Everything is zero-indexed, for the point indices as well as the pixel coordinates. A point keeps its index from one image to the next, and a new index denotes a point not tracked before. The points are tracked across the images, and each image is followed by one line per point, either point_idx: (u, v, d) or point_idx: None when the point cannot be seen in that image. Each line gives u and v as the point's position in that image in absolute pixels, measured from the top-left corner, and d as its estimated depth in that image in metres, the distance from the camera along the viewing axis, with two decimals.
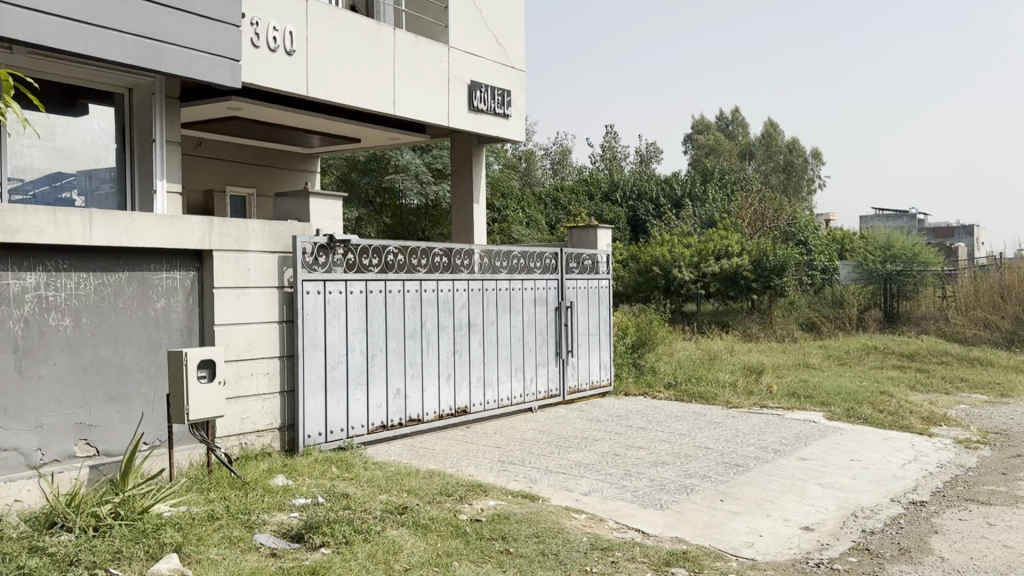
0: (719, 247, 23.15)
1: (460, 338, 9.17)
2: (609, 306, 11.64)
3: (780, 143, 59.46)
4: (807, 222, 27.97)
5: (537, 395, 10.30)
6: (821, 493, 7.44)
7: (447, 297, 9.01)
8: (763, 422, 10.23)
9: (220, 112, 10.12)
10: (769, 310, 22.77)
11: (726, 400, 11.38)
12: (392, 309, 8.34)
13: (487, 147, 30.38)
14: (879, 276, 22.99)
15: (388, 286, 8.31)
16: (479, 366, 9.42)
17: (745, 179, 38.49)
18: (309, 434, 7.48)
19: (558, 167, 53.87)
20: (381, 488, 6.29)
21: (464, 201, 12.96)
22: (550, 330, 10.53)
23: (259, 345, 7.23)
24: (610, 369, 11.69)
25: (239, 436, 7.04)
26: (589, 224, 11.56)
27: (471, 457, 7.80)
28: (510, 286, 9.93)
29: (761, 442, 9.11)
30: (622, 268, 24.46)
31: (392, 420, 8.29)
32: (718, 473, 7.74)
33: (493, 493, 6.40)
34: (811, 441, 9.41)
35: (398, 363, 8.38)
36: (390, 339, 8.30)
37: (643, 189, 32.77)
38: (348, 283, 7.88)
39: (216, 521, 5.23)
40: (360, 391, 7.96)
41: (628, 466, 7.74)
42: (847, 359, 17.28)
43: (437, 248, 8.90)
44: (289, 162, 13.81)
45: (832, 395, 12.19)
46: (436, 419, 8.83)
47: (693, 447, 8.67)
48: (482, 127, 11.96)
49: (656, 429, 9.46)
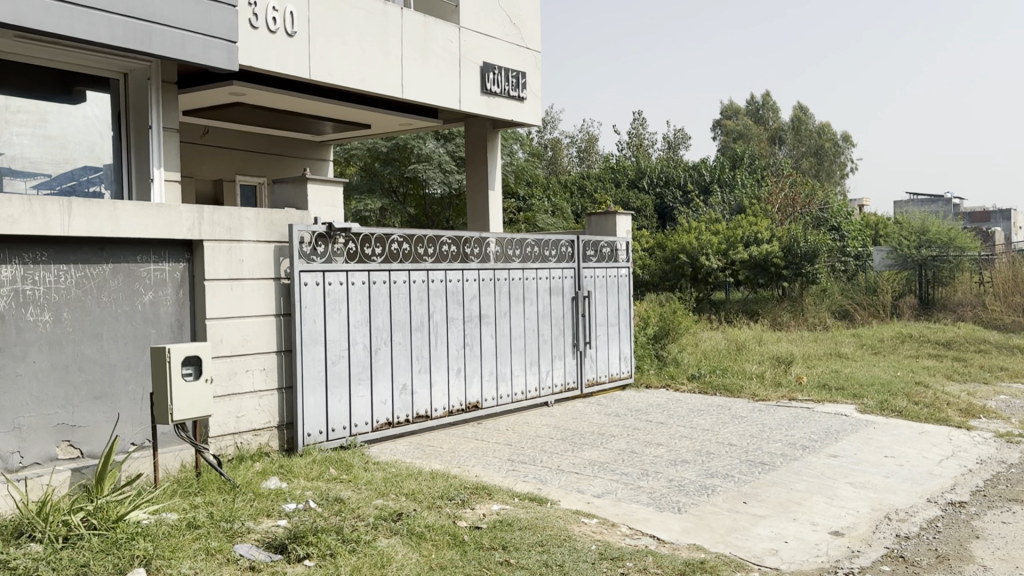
0: (749, 234, 22.55)
1: (470, 330, 8.79)
2: (629, 295, 11.21)
3: (811, 128, 58.39)
4: (839, 207, 27.24)
5: (554, 389, 9.90)
6: (852, 493, 6.96)
7: (456, 288, 8.63)
8: (790, 416, 9.74)
9: (222, 97, 9.80)
10: (800, 297, 21.89)
11: (753, 393, 10.89)
12: (397, 301, 7.97)
13: (511, 135, 29.92)
14: (914, 262, 22.28)
15: (393, 277, 7.94)
16: (491, 360, 9.03)
17: (776, 164, 37.71)
18: (308, 433, 7.13)
19: (585, 155, 53.22)
20: (379, 492, 5.92)
21: (479, 187, 12.57)
22: (567, 321, 10.11)
23: (256, 340, 6.88)
24: (630, 361, 11.26)
25: (234, 436, 6.70)
26: (607, 211, 11.18)
27: (480, 456, 7.41)
28: (524, 275, 9.52)
29: (788, 438, 8.63)
30: (649, 256, 24.05)
31: (398, 417, 7.94)
32: (742, 472, 7.29)
33: (498, 497, 6.01)
34: (841, 437, 8.91)
35: (405, 358, 8.02)
36: (395, 332, 7.94)
37: (670, 176, 32.13)
38: (349, 274, 7.52)
39: (195, 530, 4.89)
40: (363, 387, 7.62)
41: (646, 466, 7.31)
42: (881, 348, 16.68)
43: (446, 236, 8.52)
44: (301, 151, 13.48)
45: (865, 386, 11.66)
46: (446, 415, 8.46)
47: (715, 443, 8.22)
48: (495, 111, 11.55)
49: (677, 425, 9.01)
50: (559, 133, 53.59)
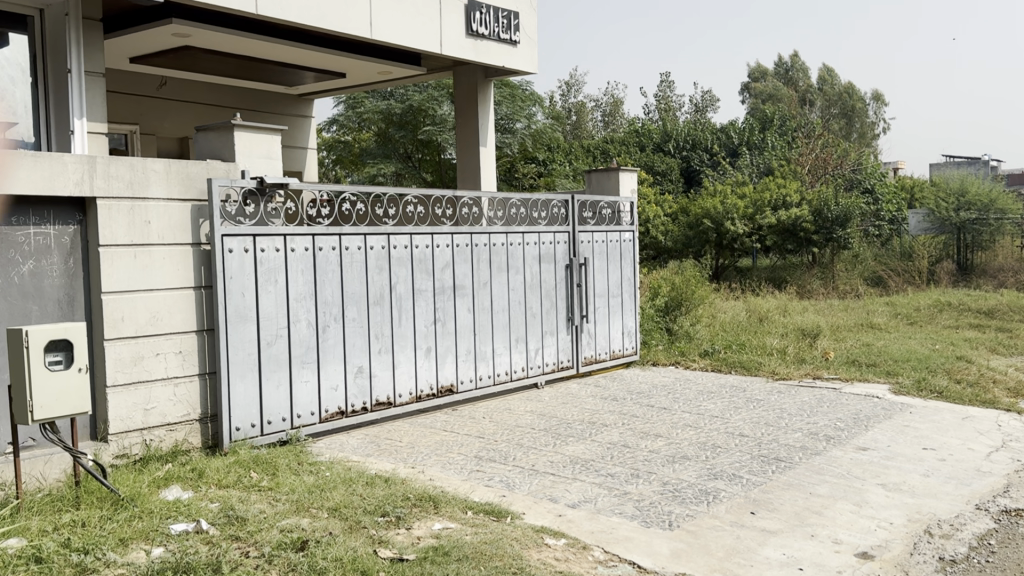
0: (777, 196, 21.12)
1: (442, 303, 7.62)
2: (633, 262, 9.98)
3: (843, 88, 56.21)
4: (872, 167, 25.64)
5: (545, 369, 8.75)
6: (884, 499, 5.74)
7: (424, 254, 7.45)
8: (814, 399, 8.49)
9: (166, 38, 8.67)
10: (831, 263, 20.66)
11: (772, 371, 9.66)
12: (350, 270, 6.80)
13: (528, 98, 28.57)
14: (951, 225, 20.73)
15: (345, 242, 6.76)
16: (469, 337, 7.87)
17: (807, 125, 35.89)
18: (236, 427, 6.01)
19: (609, 119, 51.57)
20: (296, 505, 4.80)
21: (470, 143, 11.29)
22: (559, 292, 8.93)
23: (169, 319, 5.81)
24: (635, 336, 10.08)
25: (141, 432, 5.69)
26: (609, 167, 9.96)
27: (440, 453, 6.28)
28: (508, 241, 8.32)
29: (810, 427, 7.40)
30: (671, 221, 22.74)
31: (353, 405, 6.80)
32: (752, 472, 6.09)
33: (444, 510, 4.86)
34: (873, 425, 7.66)
35: (360, 336, 6.87)
36: (347, 306, 6.77)
37: (697, 138, 30.52)
38: (287, 239, 6.34)
39: (32, 567, 3.85)
40: (308, 372, 6.46)
41: (637, 464, 6.13)
42: (917, 317, 15.32)
43: (411, 195, 7.34)
44: (277, 105, 12.32)
45: (900, 362, 10.35)
46: (413, 402, 7.32)
47: (723, 434, 7.04)
48: (483, 56, 10.30)
49: (681, 411, 7.82)
50: (583, 96, 51.96)
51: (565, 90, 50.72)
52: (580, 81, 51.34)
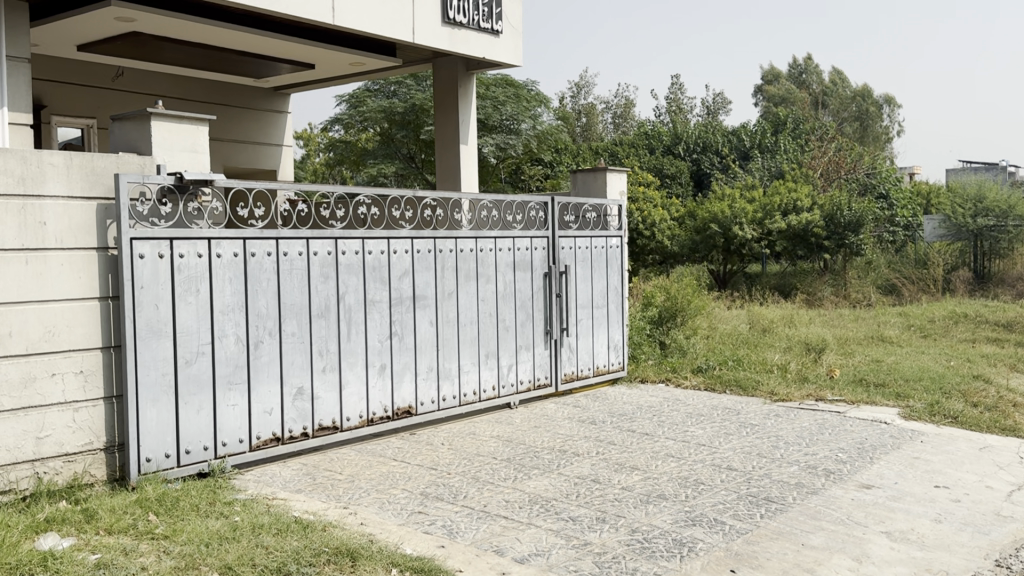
0: (788, 200, 20.27)
1: (400, 315, 6.85)
2: (620, 270, 9.20)
3: (857, 91, 55.24)
4: (887, 172, 24.80)
5: (519, 387, 7.98)
6: (887, 553, 4.93)
7: (379, 261, 6.67)
8: (815, 425, 7.67)
9: (110, 23, 7.97)
10: (843, 270, 19.92)
11: (771, 392, 8.82)
12: (289, 279, 6.04)
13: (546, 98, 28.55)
14: (968, 231, 19.78)
15: (284, 247, 5.99)
16: (430, 353, 7.10)
17: (819, 128, 34.90)
18: (146, 457, 5.29)
19: (621, 121, 50.74)
20: (185, 561, 4.07)
21: (450, 141, 10.50)
22: (536, 303, 8.15)
23: (67, 334, 5.08)
24: (623, 350, 9.29)
25: (33, 464, 4.95)
26: (595, 167, 9.18)
27: (381, 489, 5.49)
28: (477, 247, 7.54)
29: (808, 459, 6.58)
30: (678, 226, 21.75)
31: (290, 431, 6.04)
32: (738, 516, 5.29)
33: (361, 570, 4.10)
34: (879, 457, 6.84)
35: (301, 353, 6.10)
36: (285, 319, 6.01)
37: (708, 141, 29.42)
38: (212, 243, 5.59)
39: None
40: (235, 394, 5.72)
41: (605, 506, 5.34)
42: (931, 330, 14.43)
43: (364, 195, 6.58)
44: (248, 100, 11.61)
45: (912, 383, 9.51)
46: (364, 426, 6.54)
47: (708, 468, 6.24)
48: (462, 46, 9.56)
49: (664, 438, 7.01)
50: (593, 98, 51.13)
51: (575, 91, 49.99)
52: (590, 82, 50.48)
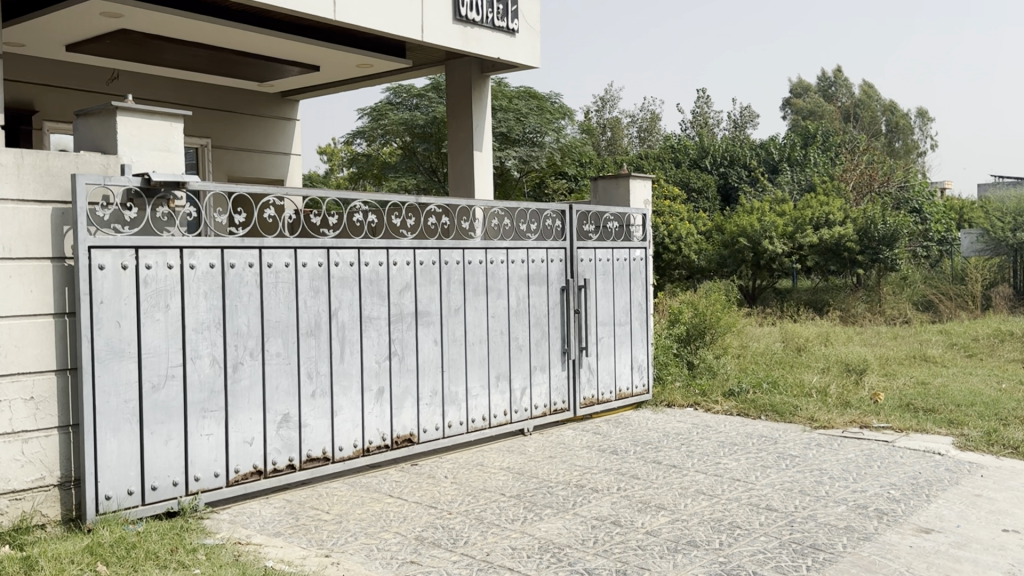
0: (820, 214, 19.48)
1: (400, 334, 6.20)
2: (644, 284, 8.52)
3: (887, 103, 54.25)
4: (921, 186, 23.93)
5: (534, 412, 7.30)
6: None
7: (376, 274, 6.03)
8: (861, 457, 6.92)
9: (96, 20, 7.45)
10: (878, 286, 19.02)
11: (810, 419, 8.07)
12: (274, 293, 5.41)
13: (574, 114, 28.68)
14: (1008, 246, 18.83)
15: (267, 258, 5.37)
16: (434, 375, 6.44)
17: (851, 139, 34.02)
18: (105, 495, 4.66)
19: (646, 135, 50.10)
20: None
21: (463, 148, 9.86)
22: (552, 319, 7.49)
23: (15, 355, 4.47)
24: (647, 371, 8.59)
25: None
26: (617, 174, 8.54)
27: (371, 533, 4.82)
28: (487, 258, 6.89)
29: (857, 498, 5.84)
30: (706, 240, 20.86)
31: (274, 463, 5.40)
32: (779, 569, 4.56)
33: None
34: (936, 495, 6.06)
35: (287, 376, 5.47)
36: (269, 339, 5.38)
37: (735, 154, 28.59)
38: (185, 253, 4.98)
39: None
40: (210, 423, 5.09)
41: (626, 556, 4.64)
42: (976, 350, 13.56)
43: (360, 201, 5.95)
44: (254, 106, 11.07)
45: (963, 408, 8.67)
46: (359, 456, 5.89)
47: (744, 508, 5.52)
48: (475, 46, 8.94)
49: (694, 471, 6.30)
50: (619, 112, 50.53)
51: (599, 105, 49.43)
52: (615, 96, 49.88)
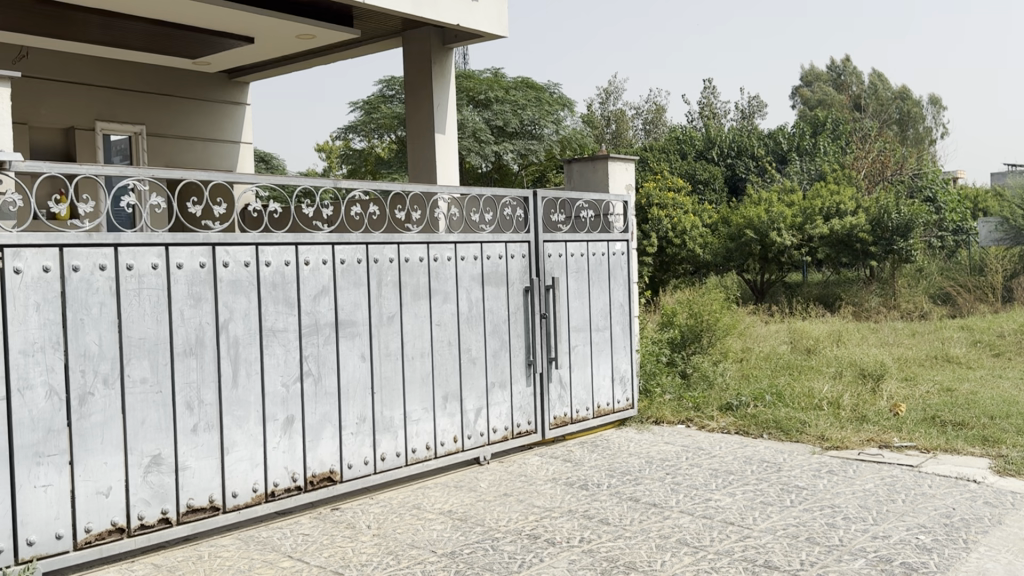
0: (830, 204, 18.21)
1: (315, 349, 5.06)
2: (627, 282, 7.37)
3: (897, 91, 52.85)
4: (935, 173, 22.65)
5: (491, 437, 6.17)
6: None
7: (281, 277, 4.90)
8: (883, 488, 5.75)
9: None
10: (891, 279, 17.73)
11: (820, 437, 6.90)
12: (137, 304, 4.30)
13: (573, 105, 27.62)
14: None
15: (127, 258, 4.25)
16: (362, 399, 5.30)
17: (861, 128, 32.70)
18: None
19: (652, 127, 48.90)
20: None
21: (424, 132, 8.73)
22: (514, 326, 6.35)
23: None
24: (632, 384, 7.45)
25: None
26: (594, 155, 7.39)
27: None
28: (430, 255, 5.76)
29: (879, 549, 4.65)
30: (711, 232, 19.55)
31: (141, 519, 4.30)
32: None
33: None
34: (978, 539, 4.83)
35: (157, 408, 4.36)
36: (130, 361, 4.27)
37: (742, 145, 27.36)
38: (11, 252, 3.87)
39: None
40: (48, 471, 3.97)
41: None
42: (1002, 348, 12.29)
43: (258, 186, 4.82)
44: (196, 91, 9.99)
45: (998, 422, 7.46)
46: (260, 503, 4.78)
47: (735, 568, 4.32)
48: (429, 11, 7.78)
49: (678, 513, 5.14)
50: (624, 105, 49.28)
51: (603, 97, 48.13)
52: (619, 87, 48.61)
